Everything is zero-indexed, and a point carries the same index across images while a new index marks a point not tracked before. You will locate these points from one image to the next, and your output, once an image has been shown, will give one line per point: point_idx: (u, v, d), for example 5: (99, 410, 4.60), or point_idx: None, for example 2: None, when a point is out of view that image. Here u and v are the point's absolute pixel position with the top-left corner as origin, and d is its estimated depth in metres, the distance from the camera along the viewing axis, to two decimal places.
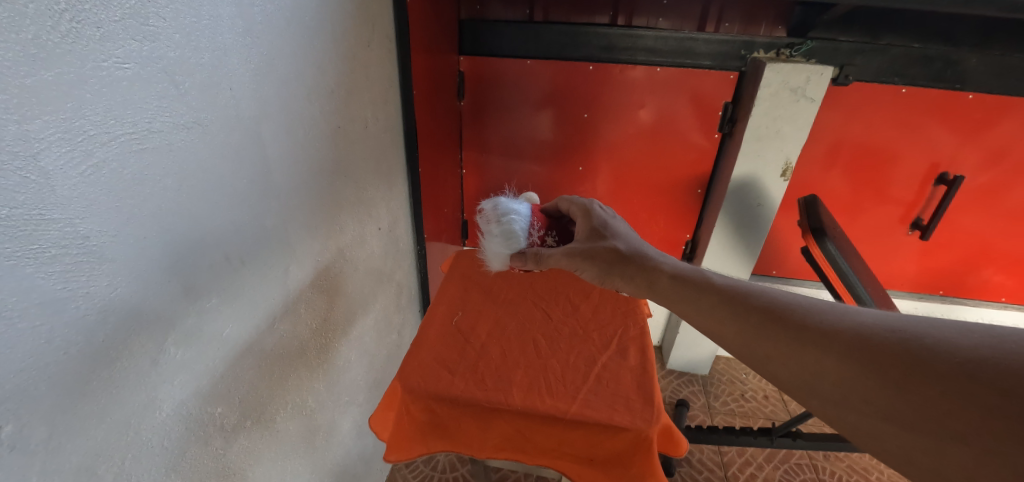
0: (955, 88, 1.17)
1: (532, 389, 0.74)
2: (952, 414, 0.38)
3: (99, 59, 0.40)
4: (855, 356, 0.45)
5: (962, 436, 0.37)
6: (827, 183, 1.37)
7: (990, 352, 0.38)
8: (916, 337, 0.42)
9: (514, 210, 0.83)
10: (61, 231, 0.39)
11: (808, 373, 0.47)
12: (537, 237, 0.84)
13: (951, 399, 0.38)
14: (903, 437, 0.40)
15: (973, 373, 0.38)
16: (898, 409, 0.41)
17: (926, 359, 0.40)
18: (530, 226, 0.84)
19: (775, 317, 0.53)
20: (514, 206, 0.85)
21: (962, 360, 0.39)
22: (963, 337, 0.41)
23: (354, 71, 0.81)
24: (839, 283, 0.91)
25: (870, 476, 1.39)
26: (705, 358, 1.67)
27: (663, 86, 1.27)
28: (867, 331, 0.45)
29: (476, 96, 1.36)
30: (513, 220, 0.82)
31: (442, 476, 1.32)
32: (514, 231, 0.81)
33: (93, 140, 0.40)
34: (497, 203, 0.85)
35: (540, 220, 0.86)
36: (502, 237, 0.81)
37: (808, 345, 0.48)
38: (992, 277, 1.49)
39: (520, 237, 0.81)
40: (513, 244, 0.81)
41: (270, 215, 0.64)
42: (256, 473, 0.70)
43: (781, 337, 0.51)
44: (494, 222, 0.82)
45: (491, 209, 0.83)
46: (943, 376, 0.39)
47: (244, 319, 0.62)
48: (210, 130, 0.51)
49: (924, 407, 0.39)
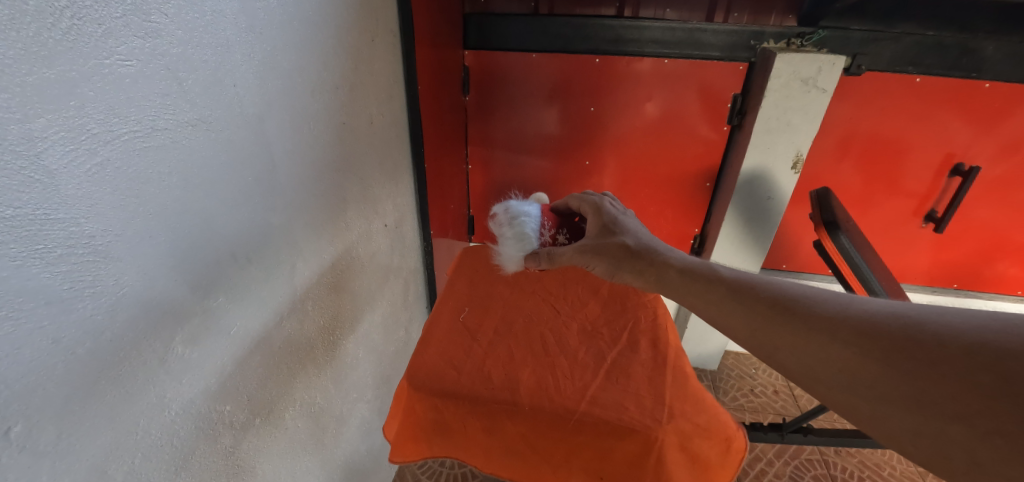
0: (971, 77, 1.15)
1: (540, 388, 0.74)
2: (953, 397, 0.37)
3: (100, 57, 0.39)
4: (860, 343, 0.43)
5: (963, 419, 0.36)
6: (838, 175, 1.34)
7: (989, 336, 0.37)
8: (921, 324, 0.41)
9: (525, 211, 0.85)
10: (66, 231, 0.39)
11: (814, 360, 0.46)
12: (548, 236, 0.84)
13: (953, 383, 0.37)
14: (907, 423, 0.39)
15: (972, 355, 0.37)
16: (901, 394, 0.40)
17: (928, 345, 0.39)
18: (538, 225, 0.85)
19: (781, 308, 0.51)
20: (526, 207, 0.87)
21: (963, 343, 0.38)
22: (964, 321, 0.39)
23: (358, 66, 0.81)
24: (853, 278, 0.90)
25: (882, 472, 1.38)
26: (714, 353, 1.66)
27: (671, 78, 1.25)
28: (873, 319, 0.44)
29: (482, 91, 1.35)
30: (524, 222, 0.84)
31: (450, 472, 1.32)
32: (526, 233, 0.83)
33: (96, 138, 0.40)
34: (509, 203, 0.88)
35: (551, 220, 0.86)
36: (514, 236, 0.83)
37: (814, 333, 0.47)
38: (1008, 270, 1.46)
39: (533, 239, 0.83)
40: (524, 243, 0.82)
41: (275, 212, 0.64)
42: (266, 470, 0.70)
43: (788, 328, 0.49)
44: (507, 225, 0.85)
45: (503, 209, 0.87)
46: (946, 362, 0.38)
47: (252, 315, 0.62)
48: (215, 128, 0.51)
49: (927, 392, 0.38)
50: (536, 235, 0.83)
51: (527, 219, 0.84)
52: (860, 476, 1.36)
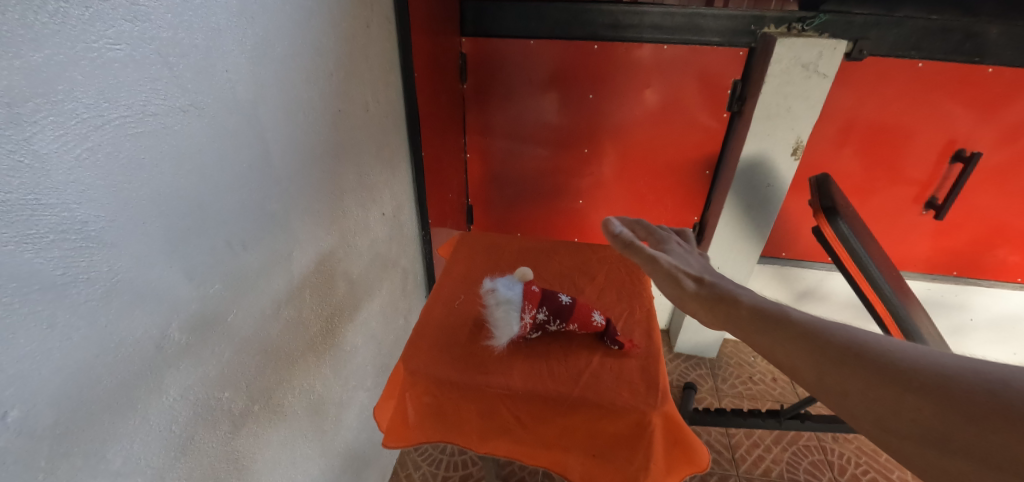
0: (974, 61, 1.13)
1: (533, 372, 0.73)
2: (945, 422, 0.31)
3: (89, 41, 0.39)
4: (855, 357, 0.38)
5: (958, 449, 0.30)
6: (838, 162, 1.33)
7: (996, 375, 0.31)
8: (927, 352, 0.35)
9: (513, 298, 0.77)
10: (59, 216, 0.38)
11: (803, 367, 0.41)
12: (529, 318, 0.76)
13: (948, 411, 0.31)
14: (889, 439, 0.34)
15: (976, 392, 0.31)
16: (888, 412, 0.34)
17: (923, 372, 0.34)
18: (521, 308, 0.77)
19: (782, 313, 0.45)
20: (512, 295, 0.78)
21: (986, 380, 0.31)
22: (971, 357, 0.33)
23: (353, 53, 0.80)
24: (851, 264, 0.89)
25: (880, 459, 1.39)
26: (713, 341, 1.66)
27: (670, 65, 1.24)
28: (875, 339, 0.38)
29: (479, 79, 1.34)
30: (509, 310, 0.76)
31: (450, 459, 1.33)
32: (508, 319, 0.76)
33: (87, 123, 0.39)
34: (496, 288, 0.79)
35: (535, 302, 0.77)
36: (493, 324, 0.77)
37: (808, 339, 0.41)
38: (1008, 257, 1.45)
39: (512, 324, 0.76)
40: (502, 333, 0.76)
41: (271, 199, 0.63)
42: (266, 457, 0.71)
43: (777, 331, 0.44)
44: (494, 304, 0.78)
45: (488, 296, 0.79)
46: (941, 391, 0.32)
47: (248, 302, 0.62)
48: (207, 114, 0.51)
49: (918, 415, 0.33)
50: (516, 324, 0.76)
51: (509, 306, 0.76)
52: (857, 462, 1.37)
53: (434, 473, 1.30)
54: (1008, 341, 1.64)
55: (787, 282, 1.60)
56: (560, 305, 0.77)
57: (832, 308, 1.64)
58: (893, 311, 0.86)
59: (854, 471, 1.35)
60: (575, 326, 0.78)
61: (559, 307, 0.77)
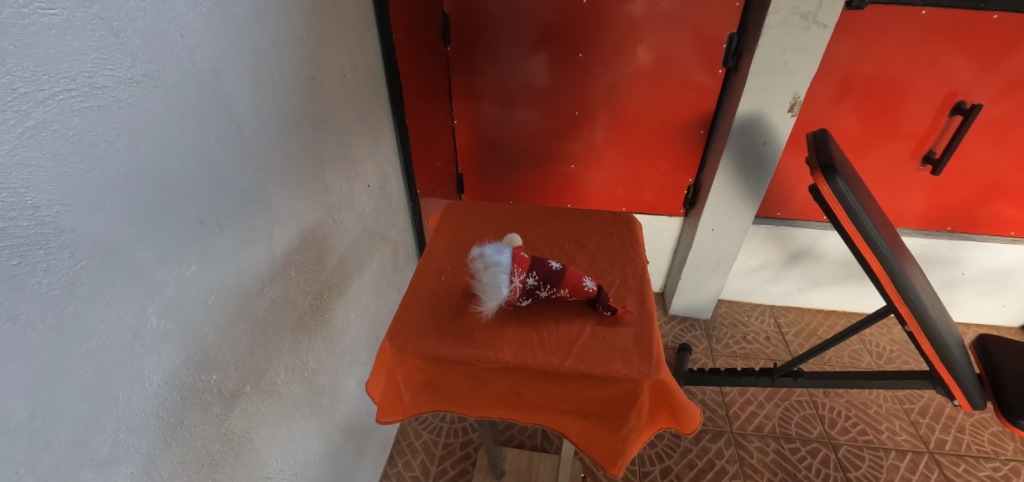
0: (978, 8, 1.08)
1: (524, 345, 0.72)
2: None
3: (16, 4, 0.35)
4: None
5: None
6: (836, 119, 1.30)
7: None
8: None
9: (500, 261, 0.73)
10: (7, 201, 0.36)
11: None
12: (518, 282, 0.73)
13: None
14: None
15: None
16: None
17: None
18: (511, 271, 0.73)
19: None
20: (499, 257, 0.73)
21: None
22: None
23: (324, 13, 0.75)
24: (848, 223, 0.87)
25: (869, 411, 1.42)
26: (707, 302, 1.67)
27: (664, 20, 1.19)
28: None
29: (463, 39, 1.28)
30: (497, 273, 0.72)
31: (450, 427, 1.35)
32: (496, 282, 0.72)
33: (25, 98, 0.36)
34: (483, 253, 0.75)
35: (524, 265, 0.74)
36: (482, 288, 0.74)
37: None
38: (1003, 211, 1.44)
39: (501, 287, 0.73)
40: (491, 297, 0.73)
41: (245, 175, 0.60)
42: (262, 435, 0.71)
43: None
44: (483, 268, 0.74)
45: (476, 261, 0.75)
46: None
47: (228, 283, 0.60)
48: (164, 85, 0.47)
49: None
50: (505, 287, 0.73)
51: (497, 269, 0.72)
52: (847, 415, 1.41)
53: (435, 440, 1.32)
54: (998, 294, 1.65)
55: (782, 242, 1.59)
56: (551, 270, 0.75)
57: (826, 267, 1.64)
58: (888, 267, 0.85)
59: (844, 424, 1.38)
60: (566, 292, 0.76)
61: (549, 271, 0.75)
